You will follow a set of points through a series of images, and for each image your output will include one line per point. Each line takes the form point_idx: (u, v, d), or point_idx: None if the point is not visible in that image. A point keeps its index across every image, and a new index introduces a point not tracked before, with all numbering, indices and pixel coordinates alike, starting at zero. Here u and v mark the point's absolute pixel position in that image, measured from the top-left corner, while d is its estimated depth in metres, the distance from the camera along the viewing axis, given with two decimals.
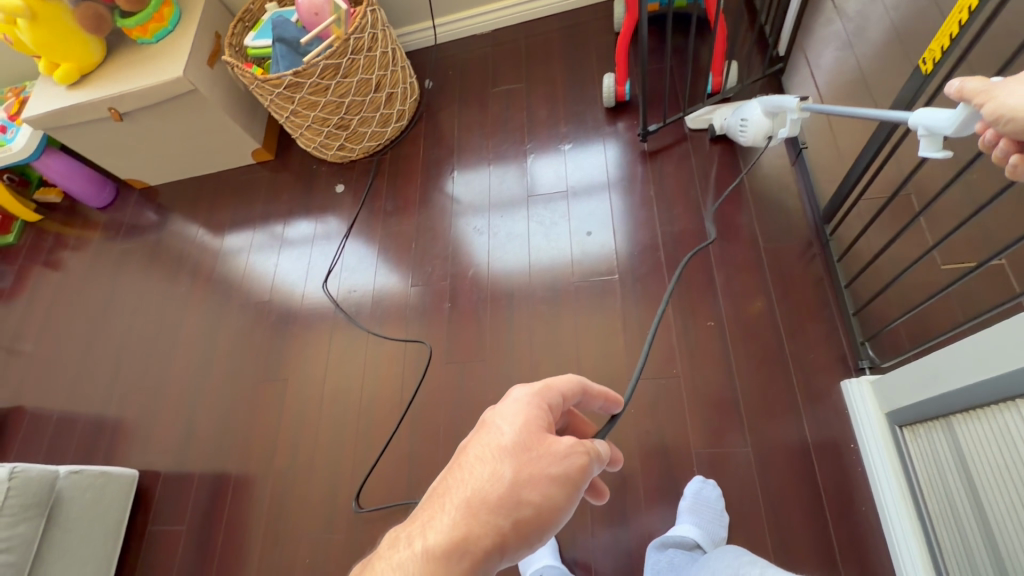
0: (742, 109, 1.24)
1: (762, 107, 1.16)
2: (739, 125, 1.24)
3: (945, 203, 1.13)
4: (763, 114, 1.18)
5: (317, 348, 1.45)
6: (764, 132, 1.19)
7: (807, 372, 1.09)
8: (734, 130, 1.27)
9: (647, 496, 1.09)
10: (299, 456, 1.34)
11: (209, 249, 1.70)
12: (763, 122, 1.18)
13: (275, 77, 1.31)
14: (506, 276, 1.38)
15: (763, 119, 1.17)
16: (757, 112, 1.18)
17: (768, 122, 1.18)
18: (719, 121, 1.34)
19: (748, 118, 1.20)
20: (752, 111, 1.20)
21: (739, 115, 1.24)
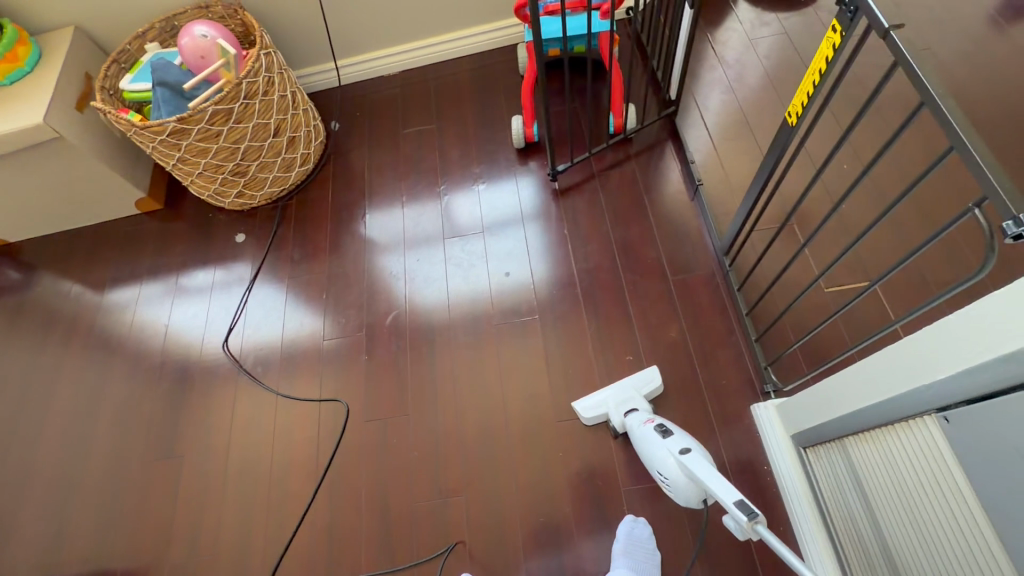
0: (657, 455, 0.97)
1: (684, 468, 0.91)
2: (659, 477, 0.97)
3: (824, 233, 1.24)
4: (685, 477, 0.92)
5: (218, 416, 1.31)
6: (693, 495, 0.92)
7: (721, 397, 1.14)
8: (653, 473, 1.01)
9: (581, 543, 1.06)
10: (199, 543, 1.19)
11: (84, 310, 1.50)
12: (688, 486, 0.92)
13: (155, 124, 1.21)
14: (426, 322, 1.33)
15: (686, 483, 0.91)
16: (678, 471, 0.93)
17: (696, 486, 0.91)
18: (619, 422, 1.09)
19: (670, 478, 0.93)
20: (671, 470, 0.93)
21: (655, 463, 0.97)
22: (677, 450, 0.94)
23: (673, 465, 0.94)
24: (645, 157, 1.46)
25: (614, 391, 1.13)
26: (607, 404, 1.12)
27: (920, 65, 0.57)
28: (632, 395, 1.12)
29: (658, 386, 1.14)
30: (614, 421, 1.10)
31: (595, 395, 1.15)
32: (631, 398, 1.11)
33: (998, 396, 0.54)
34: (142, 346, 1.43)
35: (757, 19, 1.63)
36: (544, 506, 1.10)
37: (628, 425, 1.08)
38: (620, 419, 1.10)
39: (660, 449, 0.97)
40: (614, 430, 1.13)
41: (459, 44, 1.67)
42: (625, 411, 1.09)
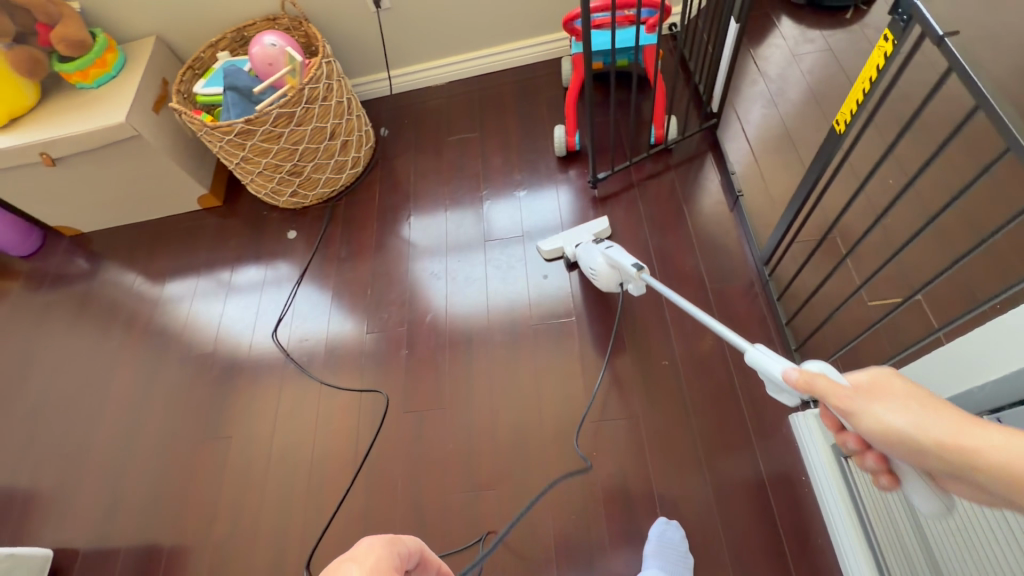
0: (589, 255, 1.26)
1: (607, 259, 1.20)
2: (588, 271, 1.26)
3: (866, 245, 1.24)
4: (607, 266, 1.22)
5: (264, 402, 1.37)
6: (612, 280, 1.23)
7: (758, 407, 1.13)
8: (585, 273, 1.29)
9: (612, 543, 1.07)
10: (243, 520, 1.24)
11: (146, 298, 1.60)
12: (609, 272, 1.22)
13: (225, 124, 1.31)
14: (464, 320, 1.37)
15: (608, 270, 1.22)
16: (602, 263, 1.22)
17: (614, 273, 1.22)
18: (570, 251, 1.34)
19: (595, 268, 1.23)
20: (598, 263, 1.23)
21: (587, 261, 1.26)
22: (604, 248, 1.23)
23: (596, 256, 1.24)
24: (684, 168, 1.48)
25: (569, 233, 1.38)
26: (563, 241, 1.37)
27: (974, 71, 0.58)
28: (581, 235, 1.36)
29: (606, 229, 1.38)
30: (567, 251, 1.34)
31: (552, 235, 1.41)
32: (582, 237, 1.36)
33: None
34: (198, 334, 1.52)
35: (801, 35, 1.65)
36: (575, 504, 1.11)
37: (576, 253, 1.33)
38: (571, 249, 1.34)
39: (592, 249, 1.25)
40: (568, 262, 1.37)
41: (504, 57, 1.74)
42: (575, 244, 1.34)
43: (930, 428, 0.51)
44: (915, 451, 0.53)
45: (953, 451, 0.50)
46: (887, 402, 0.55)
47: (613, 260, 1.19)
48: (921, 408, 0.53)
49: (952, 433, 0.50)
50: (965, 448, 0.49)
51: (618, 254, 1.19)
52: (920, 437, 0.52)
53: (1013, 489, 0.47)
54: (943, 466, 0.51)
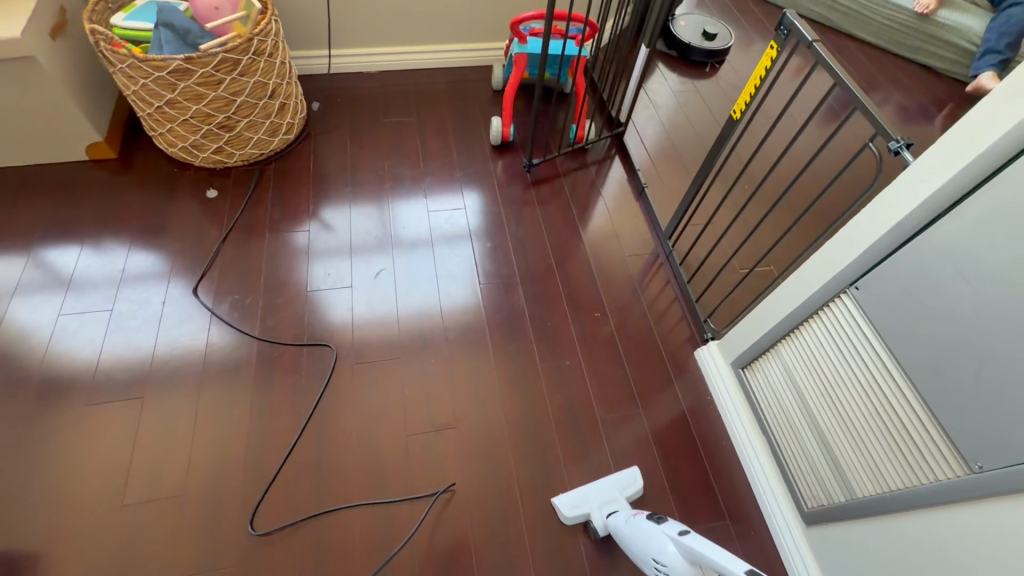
0: (654, 542, 0.91)
1: (682, 550, 0.84)
2: (656, 567, 0.89)
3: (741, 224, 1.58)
4: (683, 561, 0.85)
5: (184, 360, 1.22)
6: None
7: (671, 348, 1.37)
8: (650, 569, 0.92)
9: (567, 465, 1.17)
10: (162, 486, 1.07)
11: (10, 252, 1.33)
12: (688, 573, 0.84)
13: (159, 59, 1.22)
14: (412, 280, 1.42)
15: (687, 568, 0.84)
16: (676, 553, 0.86)
17: (696, 573, 0.84)
18: (601, 522, 1.05)
19: (666, 561, 0.87)
20: (670, 555, 0.87)
21: (650, 547, 0.91)
22: (672, 531, 0.89)
23: (663, 545, 0.89)
24: (599, 164, 1.76)
25: (598, 490, 1.11)
26: (588, 504, 1.08)
27: (833, 63, 0.91)
28: (613, 496, 1.09)
29: (637, 489, 1.12)
30: (597, 521, 1.05)
31: (572, 493, 1.11)
32: (613, 498, 1.09)
33: (890, 257, 0.79)
34: (81, 316, 1.26)
35: (677, 79, 2.10)
36: (532, 433, 1.21)
37: (610, 524, 1.04)
38: (603, 520, 1.05)
39: (660, 536, 0.90)
40: (595, 533, 1.07)
41: (438, 56, 1.88)
42: (605, 509, 1.07)
43: None
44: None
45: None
46: None
47: (689, 552, 0.81)
48: None
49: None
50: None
51: (695, 541, 0.82)
52: None
53: None
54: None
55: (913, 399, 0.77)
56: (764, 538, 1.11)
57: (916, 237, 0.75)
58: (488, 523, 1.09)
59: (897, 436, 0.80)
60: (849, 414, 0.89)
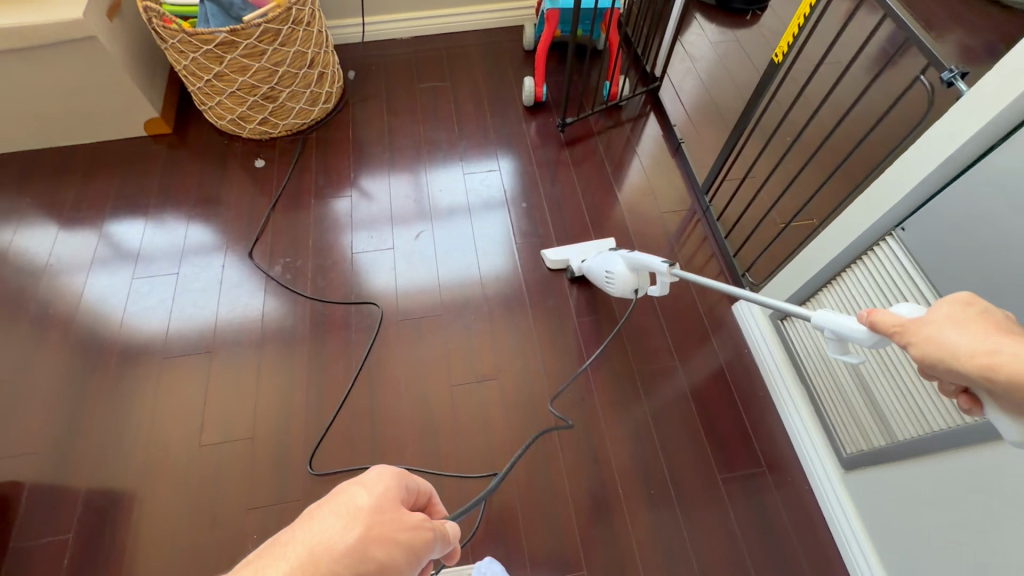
0: (604, 260, 1.20)
1: (626, 262, 1.14)
2: (605, 276, 1.19)
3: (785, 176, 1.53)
4: (627, 269, 1.15)
5: (246, 317, 1.32)
6: (630, 286, 1.16)
7: (709, 303, 1.38)
8: (601, 280, 1.22)
9: (604, 414, 1.21)
10: (234, 430, 1.18)
11: (87, 223, 1.45)
12: (627, 276, 1.15)
13: (207, 32, 1.27)
14: (450, 240, 1.47)
15: (626, 272, 1.14)
16: (621, 266, 1.15)
17: (632, 275, 1.15)
18: (575, 265, 1.36)
19: (612, 271, 1.17)
20: (618, 267, 1.15)
21: (602, 265, 1.21)
22: (619, 252, 1.18)
23: (613, 260, 1.18)
24: (634, 122, 1.73)
25: (580, 248, 1.40)
26: (568, 254, 1.39)
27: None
28: (588, 250, 1.39)
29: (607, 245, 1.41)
30: (573, 265, 1.35)
31: (559, 248, 1.42)
32: (589, 252, 1.39)
33: (939, 195, 0.77)
34: (152, 279, 1.38)
35: (717, 30, 2.01)
36: (570, 384, 1.25)
37: (582, 266, 1.34)
38: (577, 264, 1.35)
39: (609, 253, 1.19)
40: (571, 276, 1.38)
41: (470, 19, 1.88)
42: (581, 257, 1.36)
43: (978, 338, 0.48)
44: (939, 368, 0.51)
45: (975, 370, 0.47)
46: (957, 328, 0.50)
47: (632, 259, 1.12)
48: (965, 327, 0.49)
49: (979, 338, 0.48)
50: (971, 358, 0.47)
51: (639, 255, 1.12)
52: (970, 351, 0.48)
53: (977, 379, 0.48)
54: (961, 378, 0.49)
55: None
56: (802, 486, 1.13)
57: (968, 170, 0.73)
58: (530, 463, 1.15)
59: None
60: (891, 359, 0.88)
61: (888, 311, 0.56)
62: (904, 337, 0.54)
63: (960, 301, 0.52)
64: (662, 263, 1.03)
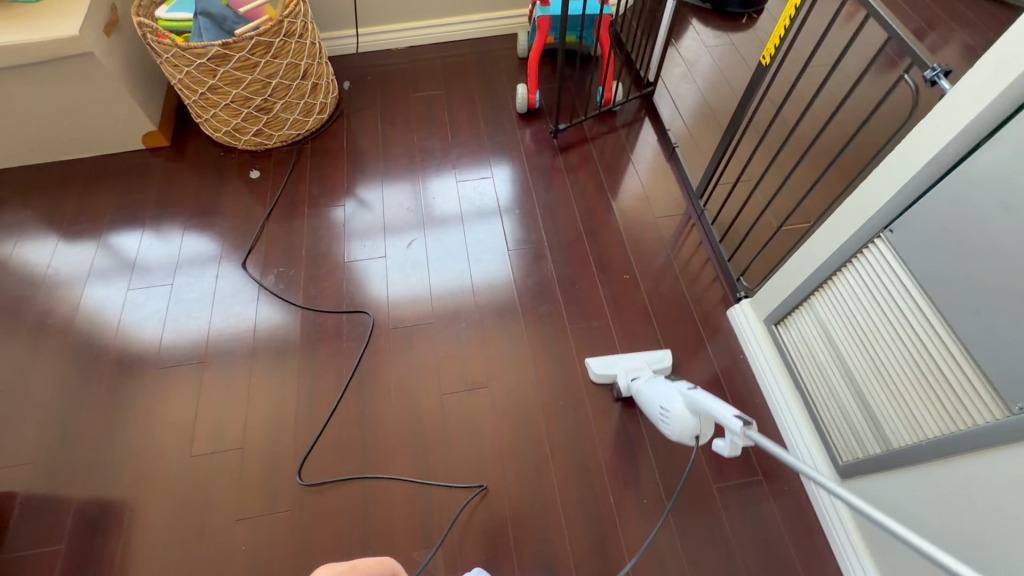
0: (661, 394, 0.99)
1: (686, 402, 0.92)
2: (660, 413, 0.98)
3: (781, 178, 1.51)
4: (687, 410, 0.93)
5: (239, 327, 1.33)
6: (690, 433, 0.92)
7: (704, 308, 1.36)
8: (655, 416, 1.01)
9: (597, 422, 1.20)
10: (225, 439, 1.18)
11: (85, 235, 1.47)
12: (687, 419, 0.92)
13: (199, 46, 1.29)
14: (442, 248, 1.47)
15: (686, 415, 0.92)
16: (681, 405, 0.94)
17: (693, 420, 0.92)
18: (624, 383, 1.18)
19: (668, 411, 0.95)
20: (676, 405, 0.94)
21: (658, 398, 1.00)
22: (680, 387, 0.96)
23: (672, 397, 0.96)
24: (628, 127, 1.73)
25: (630, 361, 1.23)
26: (616, 367, 1.22)
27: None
28: (639, 366, 1.21)
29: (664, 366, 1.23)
30: (621, 383, 1.18)
31: (607, 358, 1.25)
32: (640, 367, 1.21)
33: (924, 195, 0.76)
34: (147, 290, 1.39)
35: (711, 33, 2.00)
36: (563, 392, 1.24)
37: (632, 387, 1.15)
38: (626, 382, 1.18)
39: (669, 386, 0.98)
40: (618, 394, 1.20)
41: (464, 28, 1.89)
42: (632, 375, 1.18)
43: None
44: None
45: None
46: None
47: (696, 404, 0.89)
48: None
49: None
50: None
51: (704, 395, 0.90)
52: None
53: None
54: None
55: (951, 346, 0.74)
56: (800, 493, 1.10)
57: (951, 169, 0.72)
58: (521, 472, 1.14)
59: (932, 378, 0.77)
60: (883, 364, 0.86)
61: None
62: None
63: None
64: (734, 419, 0.77)
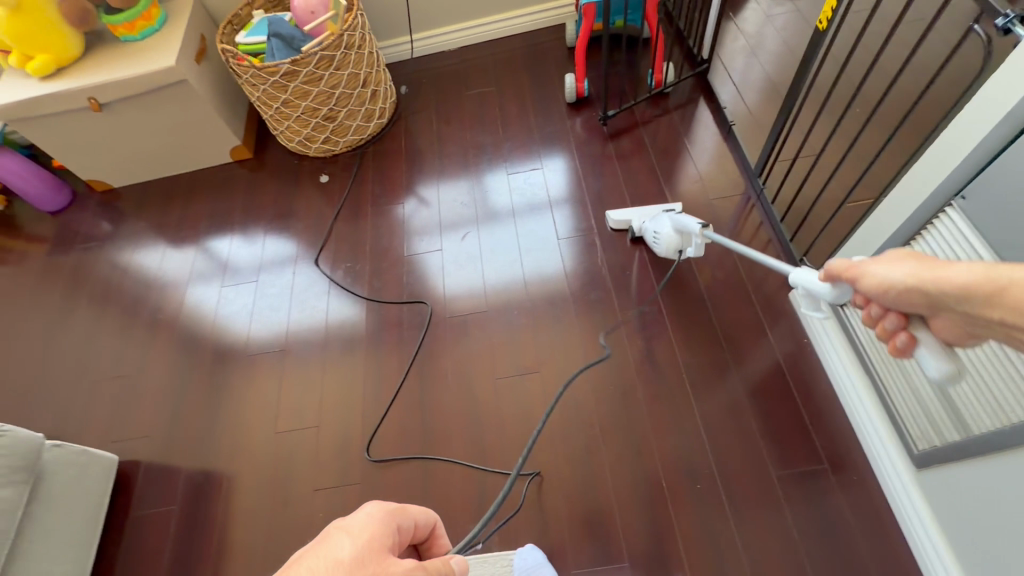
0: (654, 221, 1.32)
1: (672, 223, 1.26)
2: (652, 235, 1.32)
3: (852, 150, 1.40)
4: (672, 230, 1.27)
5: (313, 317, 1.46)
6: (674, 247, 1.28)
7: (764, 291, 1.31)
8: (648, 238, 1.35)
9: (648, 407, 1.19)
10: (303, 418, 1.31)
11: (187, 241, 1.68)
12: (672, 237, 1.27)
13: (272, 65, 1.43)
14: (495, 239, 1.52)
15: (672, 234, 1.27)
16: (667, 227, 1.27)
17: (677, 237, 1.27)
18: (637, 225, 1.40)
19: (659, 232, 1.29)
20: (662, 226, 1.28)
21: (652, 226, 1.32)
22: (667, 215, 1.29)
23: (662, 223, 1.30)
24: (681, 108, 1.68)
25: (645, 210, 1.44)
26: (631, 216, 1.43)
27: None
28: (651, 213, 1.43)
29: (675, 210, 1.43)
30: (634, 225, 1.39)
31: (624, 209, 1.46)
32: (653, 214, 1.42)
33: (999, 157, 0.69)
34: (237, 286, 1.57)
35: (773, 1, 1.89)
36: (613, 377, 1.24)
37: (643, 226, 1.38)
38: (639, 224, 1.39)
39: (660, 216, 1.32)
40: (633, 236, 1.42)
41: (513, 23, 1.92)
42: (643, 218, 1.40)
43: (917, 271, 0.55)
44: (914, 300, 0.57)
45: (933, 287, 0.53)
46: (884, 266, 0.59)
47: (677, 222, 1.24)
48: (916, 262, 0.56)
49: (934, 269, 0.53)
50: (939, 281, 0.53)
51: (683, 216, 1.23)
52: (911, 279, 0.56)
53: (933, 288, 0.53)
54: (927, 300, 0.55)
55: None
56: (872, 486, 1.04)
57: None
58: (572, 454, 1.17)
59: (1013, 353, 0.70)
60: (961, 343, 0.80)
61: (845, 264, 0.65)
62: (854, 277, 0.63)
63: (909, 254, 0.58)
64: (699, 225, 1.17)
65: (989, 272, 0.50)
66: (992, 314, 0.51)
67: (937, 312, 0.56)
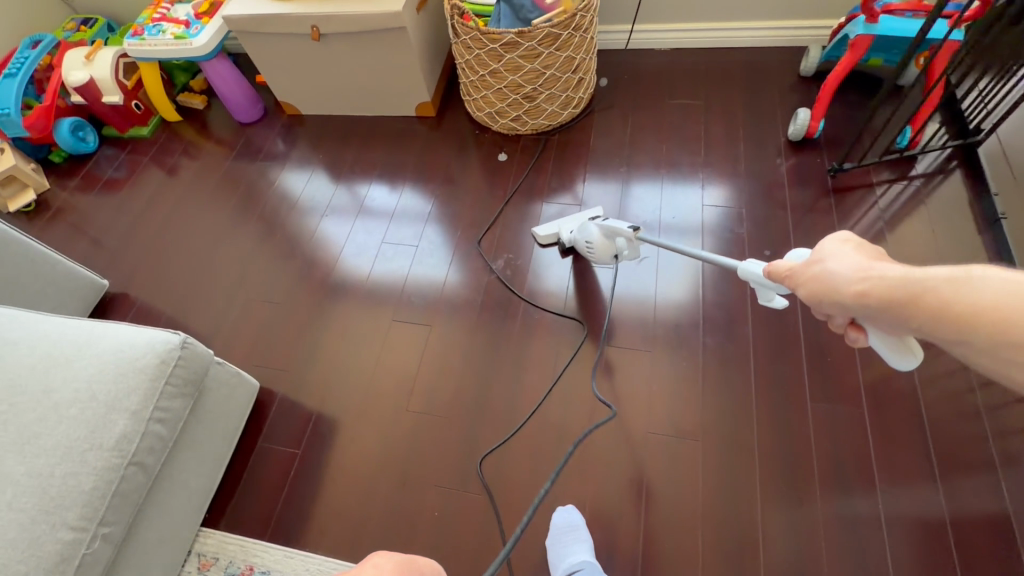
0: (583, 231, 1.28)
1: (600, 228, 1.22)
2: (585, 246, 1.28)
3: None
4: (600, 235, 1.23)
5: (462, 298, 1.40)
6: (608, 252, 1.24)
7: (1005, 436, 1.06)
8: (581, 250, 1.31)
9: (825, 526, 1.02)
10: (434, 404, 1.26)
11: (357, 184, 1.68)
12: (603, 242, 1.23)
13: (497, 32, 1.35)
14: (675, 273, 1.35)
15: (602, 239, 1.23)
16: (596, 232, 1.24)
17: (606, 242, 1.23)
18: (566, 236, 1.39)
19: (590, 239, 1.25)
20: (592, 234, 1.24)
21: (582, 236, 1.28)
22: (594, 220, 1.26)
23: (590, 230, 1.25)
24: (932, 180, 1.40)
25: (567, 218, 1.42)
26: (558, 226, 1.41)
27: None
28: (577, 220, 1.41)
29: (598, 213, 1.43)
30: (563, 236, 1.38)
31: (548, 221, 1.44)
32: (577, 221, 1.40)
33: None
34: (395, 247, 1.52)
35: None
36: (786, 477, 1.07)
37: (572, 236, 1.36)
38: (567, 235, 1.39)
39: (585, 223, 1.28)
40: (562, 247, 1.42)
41: (743, 35, 1.70)
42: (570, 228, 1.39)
43: (861, 265, 0.60)
44: (894, 302, 0.56)
45: (913, 292, 0.55)
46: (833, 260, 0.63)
47: (606, 225, 1.20)
48: (862, 254, 0.61)
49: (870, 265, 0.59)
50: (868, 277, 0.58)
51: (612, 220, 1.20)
52: (854, 271, 0.60)
53: (892, 304, 0.56)
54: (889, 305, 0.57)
55: None
56: None
57: None
58: (717, 543, 1.03)
59: None
60: None
61: (780, 262, 0.72)
62: (792, 280, 0.68)
63: (843, 239, 0.65)
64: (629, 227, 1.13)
65: (913, 275, 0.55)
66: (922, 322, 0.55)
67: (886, 316, 0.58)
